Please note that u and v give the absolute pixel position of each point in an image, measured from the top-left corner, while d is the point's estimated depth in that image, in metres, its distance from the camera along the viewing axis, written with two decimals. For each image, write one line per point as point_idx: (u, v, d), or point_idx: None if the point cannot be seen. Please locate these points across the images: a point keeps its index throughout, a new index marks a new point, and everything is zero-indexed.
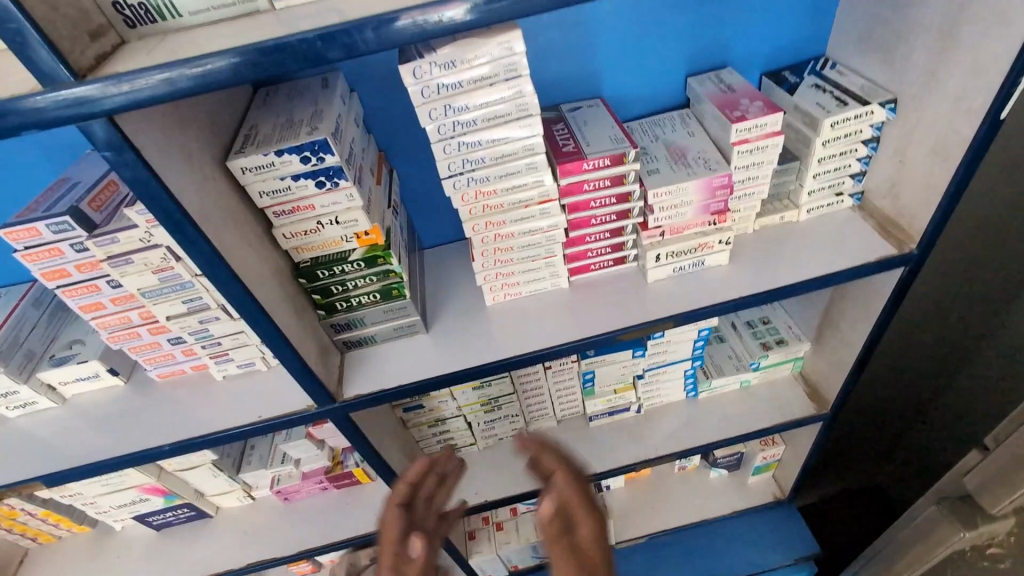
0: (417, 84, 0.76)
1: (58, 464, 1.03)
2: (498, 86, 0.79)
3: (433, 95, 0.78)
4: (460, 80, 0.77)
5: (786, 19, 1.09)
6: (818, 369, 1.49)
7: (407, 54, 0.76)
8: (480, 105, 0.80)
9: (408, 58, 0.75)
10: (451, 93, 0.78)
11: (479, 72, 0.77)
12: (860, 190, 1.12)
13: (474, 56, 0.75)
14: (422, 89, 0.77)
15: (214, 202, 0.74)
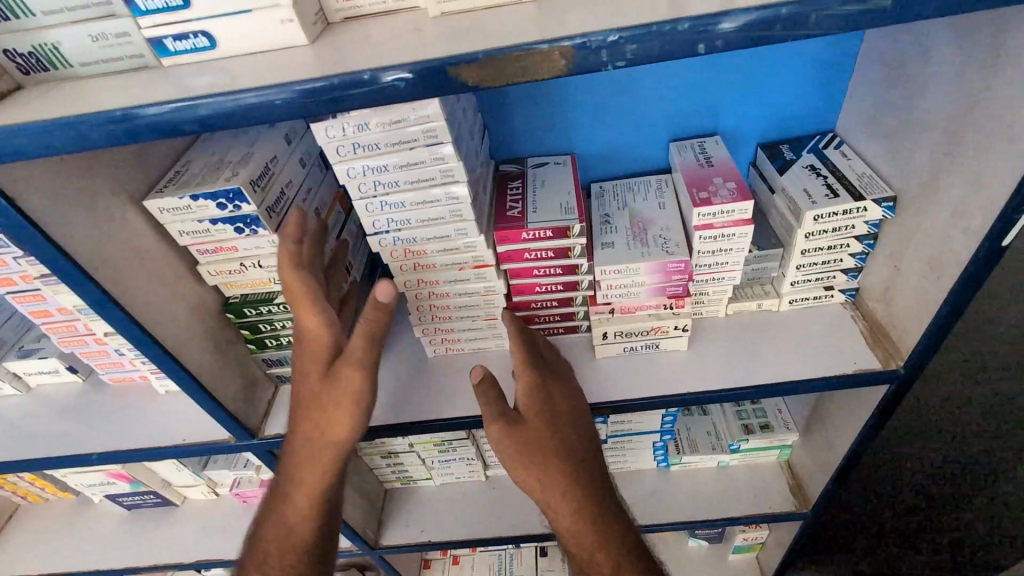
0: (332, 143, 0.73)
1: (2, 454, 1.08)
2: (419, 151, 0.74)
3: (349, 153, 0.74)
4: (378, 141, 0.73)
5: (791, 88, 0.97)
6: (804, 463, 1.35)
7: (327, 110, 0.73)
8: (401, 167, 0.76)
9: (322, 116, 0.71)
10: (367, 154, 0.74)
11: (397, 136, 0.72)
12: (854, 287, 0.98)
13: (389, 120, 0.71)
14: (337, 148, 0.73)
15: (119, 242, 0.74)
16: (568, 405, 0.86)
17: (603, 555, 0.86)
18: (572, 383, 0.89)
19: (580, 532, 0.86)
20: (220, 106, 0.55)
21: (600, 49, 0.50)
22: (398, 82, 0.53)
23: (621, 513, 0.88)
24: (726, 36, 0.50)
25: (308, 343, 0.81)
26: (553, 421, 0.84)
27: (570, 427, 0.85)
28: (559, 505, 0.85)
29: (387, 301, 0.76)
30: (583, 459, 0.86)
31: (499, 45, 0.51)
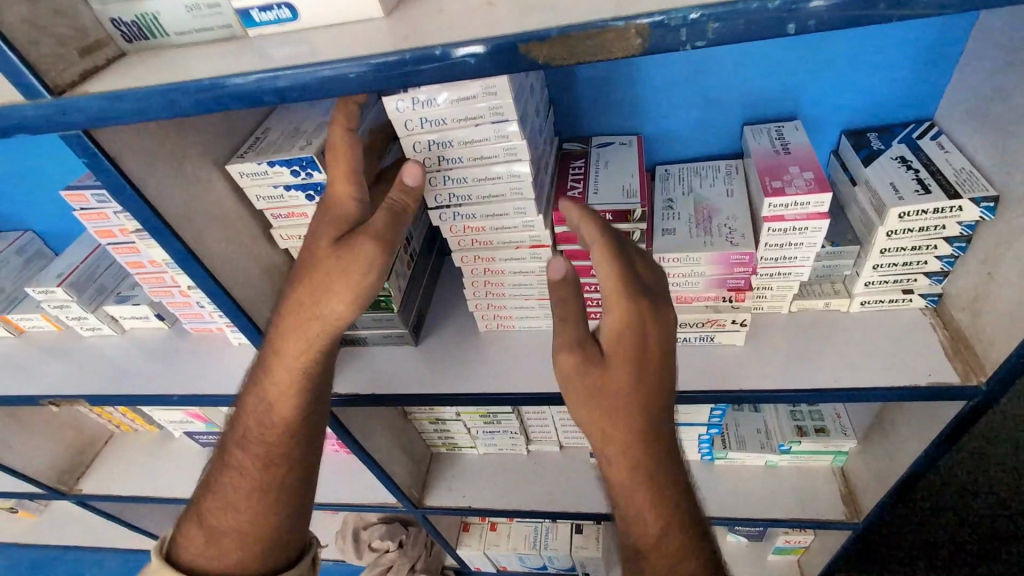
0: (400, 116, 0.74)
1: (99, 388, 1.20)
2: (484, 127, 0.74)
3: (417, 127, 0.75)
4: (444, 116, 0.73)
5: (887, 69, 0.89)
6: (859, 472, 1.29)
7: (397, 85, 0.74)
8: (464, 143, 0.76)
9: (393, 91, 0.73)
10: (432, 130, 0.75)
11: (464, 112, 0.73)
12: (937, 292, 0.91)
13: (460, 97, 0.71)
14: (404, 121, 0.74)
15: (204, 204, 0.80)
16: (657, 346, 0.73)
17: (650, 514, 0.77)
18: (667, 318, 0.74)
19: (632, 484, 0.76)
20: (297, 78, 0.57)
21: (679, 27, 0.48)
22: (468, 58, 0.53)
23: (676, 470, 0.77)
24: (820, 14, 0.46)
25: (326, 219, 0.75)
26: (637, 366, 0.73)
27: (650, 369, 0.74)
28: (618, 453, 0.76)
29: (417, 184, 0.72)
30: (657, 406, 0.74)
31: (572, 21, 0.50)
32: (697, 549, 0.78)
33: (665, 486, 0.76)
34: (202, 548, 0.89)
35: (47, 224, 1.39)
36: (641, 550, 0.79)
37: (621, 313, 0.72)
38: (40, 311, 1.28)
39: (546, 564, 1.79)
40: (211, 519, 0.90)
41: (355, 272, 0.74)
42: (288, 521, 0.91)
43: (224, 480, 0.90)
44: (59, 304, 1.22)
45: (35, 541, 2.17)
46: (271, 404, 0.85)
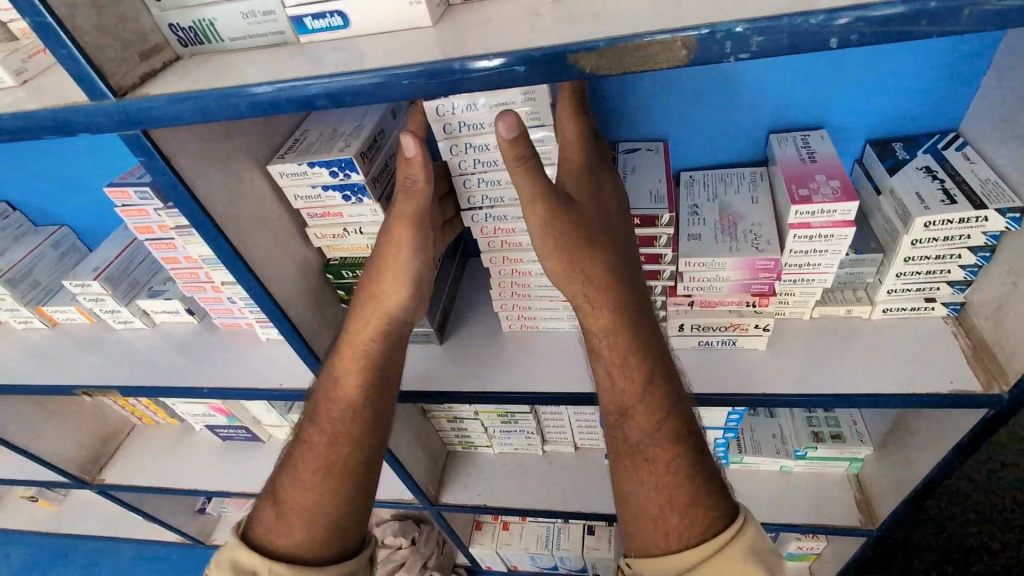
0: (439, 121, 0.76)
1: (130, 380, 1.23)
2: None
3: (454, 132, 0.77)
4: (482, 121, 0.76)
5: (913, 80, 0.91)
6: (875, 479, 1.30)
7: None
8: (499, 147, 0.78)
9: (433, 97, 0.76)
10: (469, 134, 0.77)
11: (501, 117, 0.75)
12: (960, 301, 0.92)
13: (498, 101, 0.73)
14: (442, 125, 0.76)
15: (246, 202, 0.83)
16: (609, 193, 0.81)
17: (636, 363, 0.78)
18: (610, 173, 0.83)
19: (615, 333, 0.79)
20: (350, 83, 0.59)
21: (724, 40, 0.50)
22: (517, 67, 0.55)
23: (658, 332, 0.81)
24: (863, 29, 0.48)
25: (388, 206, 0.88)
26: (599, 202, 0.79)
27: (610, 212, 0.80)
28: (597, 302, 0.79)
29: (415, 152, 0.75)
30: (620, 250, 0.80)
31: (620, 33, 0.52)
32: (681, 407, 0.78)
33: (647, 337, 0.80)
34: (275, 524, 0.90)
35: (81, 220, 1.43)
36: (626, 411, 0.78)
37: (582, 159, 0.77)
38: (75, 304, 1.32)
39: (558, 564, 1.81)
40: (282, 495, 0.92)
41: (401, 248, 0.86)
42: (351, 507, 0.91)
43: (296, 461, 0.93)
44: (94, 297, 1.26)
45: (55, 529, 2.22)
46: (341, 375, 0.92)
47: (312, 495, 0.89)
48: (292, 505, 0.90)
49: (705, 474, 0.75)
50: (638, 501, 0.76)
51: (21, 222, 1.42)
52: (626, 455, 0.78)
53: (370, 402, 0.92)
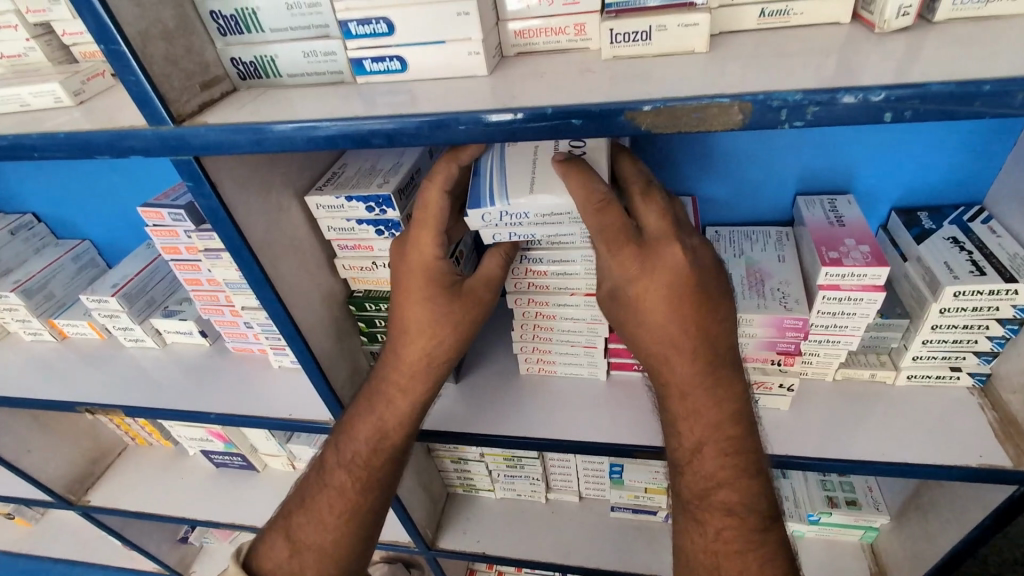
0: (484, 223, 0.73)
1: (134, 400, 1.20)
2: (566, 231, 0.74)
3: (498, 231, 0.74)
4: (527, 222, 0.73)
5: (941, 153, 0.93)
6: (891, 550, 1.25)
7: (474, 193, 0.72)
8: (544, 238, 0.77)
9: (476, 201, 0.71)
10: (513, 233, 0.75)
11: (547, 221, 0.72)
12: (986, 371, 0.91)
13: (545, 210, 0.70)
14: (487, 226, 0.73)
15: (282, 231, 0.83)
16: (665, 280, 0.67)
17: (697, 428, 0.73)
18: (675, 256, 0.67)
19: (689, 394, 0.72)
20: (407, 124, 0.60)
21: (781, 107, 0.52)
22: (574, 119, 0.57)
23: (744, 407, 0.73)
24: (917, 106, 0.50)
25: (412, 271, 0.80)
26: (654, 283, 0.68)
27: (669, 287, 0.67)
28: (669, 367, 0.73)
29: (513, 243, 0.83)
30: (709, 327, 0.70)
31: (677, 95, 0.54)
32: (748, 481, 0.72)
33: (728, 405, 0.72)
34: (285, 561, 0.91)
35: (103, 235, 1.44)
36: (678, 469, 0.76)
37: (627, 251, 0.67)
38: (87, 318, 1.31)
39: None
40: (298, 534, 0.91)
41: (418, 302, 0.82)
42: (363, 543, 0.93)
43: (307, 499, 0.93)
44: (109, 313, 1.26)
45: (26, 552, 2.11)
46: (361, 420, 0.90)
47: (323, 539, 0.90)
48: (304, 545, 0.91)
49: (758, 553, 0.71)
50: (687, 557, 0.75)
51: (44, 233, 1.43)
52: (682, 508, 0.77)
53: (390, 452, 0.91)
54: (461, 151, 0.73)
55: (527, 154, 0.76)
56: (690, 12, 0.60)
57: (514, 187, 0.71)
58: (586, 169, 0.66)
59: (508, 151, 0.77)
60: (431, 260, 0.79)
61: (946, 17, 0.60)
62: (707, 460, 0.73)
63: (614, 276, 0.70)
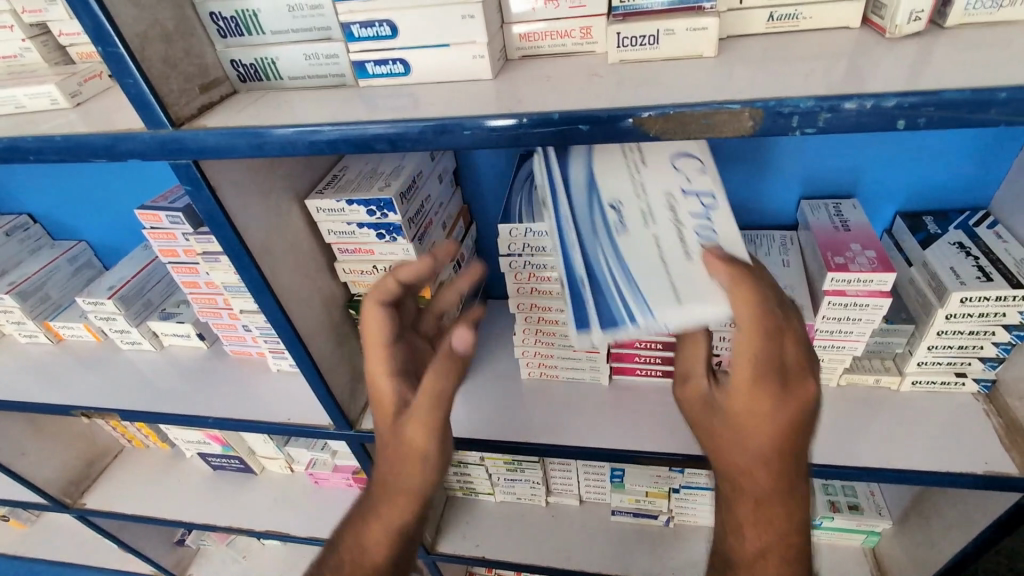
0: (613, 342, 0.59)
1: (131, 403, 1.19)
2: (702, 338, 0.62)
3: None
4: None
5: (947, 158, 0.93)
6: (895, 556, 1.25)
7: (604, 312, 0.59)
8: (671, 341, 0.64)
9: (612, 321, 0.58)
10: None
11: None
12: (991, 377, 0.91)
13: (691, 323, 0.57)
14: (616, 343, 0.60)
15: (281, 234, 0.82)
16: (784, 414, 0.62)
17: (753, 537, 0.70)
18: (808, 399, 0.62)
19: (762, 506, 0.68)
20: (410, 129, 0.59)
21: (792, 114, 0.51)
22: (582, 125, 0.56)
23: (804, 518, 0.69)
24: (931, 114, 0.49)
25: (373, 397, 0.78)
26: (769, 417, 0.62)
27: (782, 421, 0.62)
28: (750, 480, 0.68)
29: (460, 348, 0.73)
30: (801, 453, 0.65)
31: (686, 101, 0.54)
32: None
33: (795, 517, 0.68)
34: None
35: (100, 237, 1.43)
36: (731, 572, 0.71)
37: (763, 385, 0.61)
38: (84, 321, 1.30)
39: None
40: None
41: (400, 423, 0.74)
42: None
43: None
44: (106, 316, 1.24)
45: (20, 554, 2.09)
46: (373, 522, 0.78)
47: None
48: None
49: None
50: None
51: (40, 234, 1.41)
52: None
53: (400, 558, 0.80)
54: (398, 269, 0.74)
55: (650, 250, 0.63)
56: (699, 16, 0.59)
57: (653, 295, 0.58)
58: (758, 281, 0.57)
59: (625, 245, 0.64)
60: (388, 387, 0.76)
61: (958, 22, 0.60)
62: (770, 569, 0.68)
63: (728, 396, 0.64)
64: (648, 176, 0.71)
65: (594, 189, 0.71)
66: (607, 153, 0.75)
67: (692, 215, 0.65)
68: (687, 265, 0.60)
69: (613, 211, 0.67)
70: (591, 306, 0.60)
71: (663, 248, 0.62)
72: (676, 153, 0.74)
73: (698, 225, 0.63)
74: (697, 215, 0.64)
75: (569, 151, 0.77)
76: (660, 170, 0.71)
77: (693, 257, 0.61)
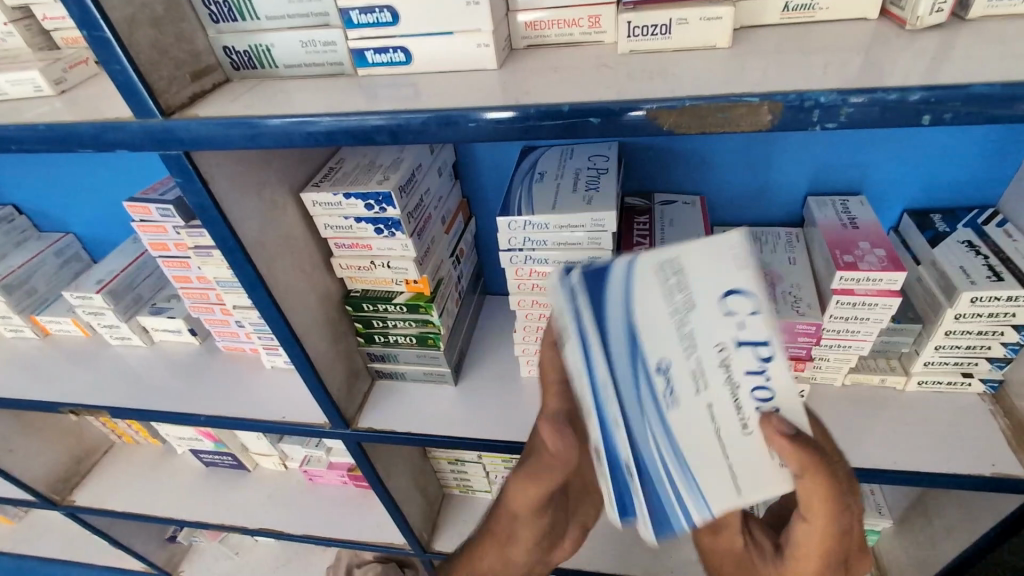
0: None
1: (120, 400, 1.16)
2: None
3: None
4: None
5: (957, 156, 0.91)
6: (894, 555, 1.24)
7: (653, 511, 0.54)
8: None
9: (664, 526, 0.54)
10: None
11: None
12: (998, 378, 0.90)
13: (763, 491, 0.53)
14: None
15: (276, 229, 0.80)
16: None
17: None
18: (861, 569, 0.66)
19: None
20: (412, 120, 0.57)
21: (813, 108, 0.49)
22: (592, 117, 0.53)
23: None
24: (958, 109, 0.47)
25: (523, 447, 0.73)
26: None
27: None
28: None
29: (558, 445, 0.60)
30: None
31: (701, 93, 0.51)
32: None
33: None
34: None
35: (88, 229, 1.39)
36: None
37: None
38: (72, 315, 1.27)
39: None
40: None
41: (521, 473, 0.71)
42: None
43: None
44: (94, 310, 1.21)
45: (8, 550, 2.06)
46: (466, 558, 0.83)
47: None
48: None
49: None
50: None
51: (26, 226, 1.38)
52: None
53: None
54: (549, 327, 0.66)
55: (703, 427, 0.50)
56: (713, 5, 0.57)
57: (711, 492, 0.51)
58: (825, 469, 0.53)
59: (677, 425, 0.50)
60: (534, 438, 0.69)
61: (980, 14, 0.58)
62: None
63: (781, 570, 0.66)
64: (699, 311, 0.49)
65: (633, 345, 0.50)
66: (641, 282, 0.50)
67: (750, 372, 0.49)
68: (744, 443, 0.50)
69: (659, 377, 0.50)
70: (636, 503, 0.55)
71: (719, 426, 0.50)
72: (726, 259, 0.48)
73: (757, 388, 0.49)
74: (756, 373, 0.49)
75: (594, 280, 0.51)
76: (710, 292, 0.48)
77: (751, 430, 0.50)
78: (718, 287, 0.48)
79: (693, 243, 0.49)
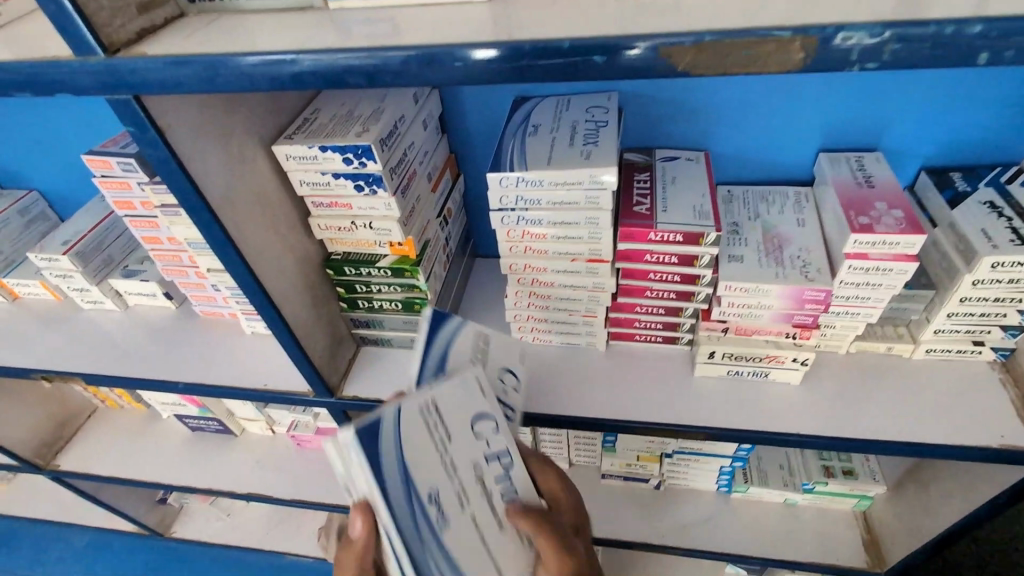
0: None
1: (92, 367, 1.11)
2: None
3: None
4: None
5: (981, 109, 0.85)
6: (886, 519, 1.24)
7: None
8: None
9: None
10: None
11: None
12: (1010, 346, 0.86)
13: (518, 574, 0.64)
14: None
15: (246, 185, 0.73)
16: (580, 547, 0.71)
17: None
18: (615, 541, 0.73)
19: None
20: (389, 59, 0.50)
21: (852, 45, 0.42)
22: (595, 55, 0.46)
23: None
24: (1021, 45, 0.41)
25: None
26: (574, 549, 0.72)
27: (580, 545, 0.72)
28: None
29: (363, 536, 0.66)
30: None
31: (722, 27, 0.44)
32: None
33: None
34: None
35: (52, 185, 1.31)
36: None
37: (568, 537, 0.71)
38: (39, 278, 1.20)
39: None
40: None
41: None
42: None
43: None
44: (62, 273, 1.15)
45: None
46: None
47: None
48: None
49: None
50: None
51: None
52: None
53: None
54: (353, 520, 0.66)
55: (472, 538, 0.61)
56: None
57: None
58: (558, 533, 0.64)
59: (453, 541, 0.60)
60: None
61: None
62: None
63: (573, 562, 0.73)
64: (454, 442, 0.63)
65: (405, 487, 0.59)
66: (410, 429, 0.61)
67: (497, 481, 0.64)
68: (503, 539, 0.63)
69: (432, 505, 0.60)
70: None
71: (479, 528, 0.62)
72: (468, 399, 0.65)
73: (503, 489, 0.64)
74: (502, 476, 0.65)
75: (365, 439, 0.58)
76: (463, 422, 0.64)
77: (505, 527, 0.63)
78: (465, 418, 0.64)
79: (442, 388, 0.64)
